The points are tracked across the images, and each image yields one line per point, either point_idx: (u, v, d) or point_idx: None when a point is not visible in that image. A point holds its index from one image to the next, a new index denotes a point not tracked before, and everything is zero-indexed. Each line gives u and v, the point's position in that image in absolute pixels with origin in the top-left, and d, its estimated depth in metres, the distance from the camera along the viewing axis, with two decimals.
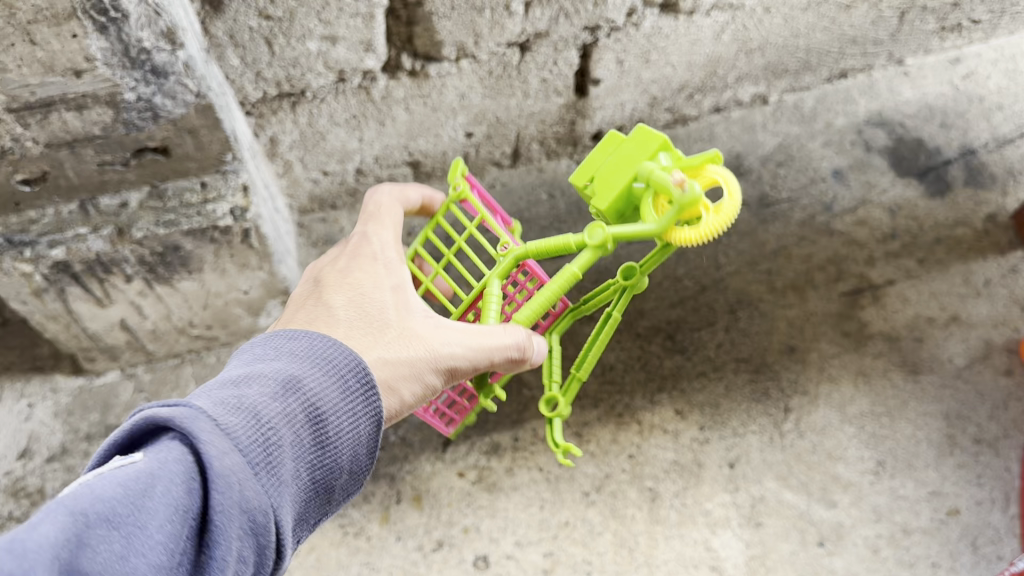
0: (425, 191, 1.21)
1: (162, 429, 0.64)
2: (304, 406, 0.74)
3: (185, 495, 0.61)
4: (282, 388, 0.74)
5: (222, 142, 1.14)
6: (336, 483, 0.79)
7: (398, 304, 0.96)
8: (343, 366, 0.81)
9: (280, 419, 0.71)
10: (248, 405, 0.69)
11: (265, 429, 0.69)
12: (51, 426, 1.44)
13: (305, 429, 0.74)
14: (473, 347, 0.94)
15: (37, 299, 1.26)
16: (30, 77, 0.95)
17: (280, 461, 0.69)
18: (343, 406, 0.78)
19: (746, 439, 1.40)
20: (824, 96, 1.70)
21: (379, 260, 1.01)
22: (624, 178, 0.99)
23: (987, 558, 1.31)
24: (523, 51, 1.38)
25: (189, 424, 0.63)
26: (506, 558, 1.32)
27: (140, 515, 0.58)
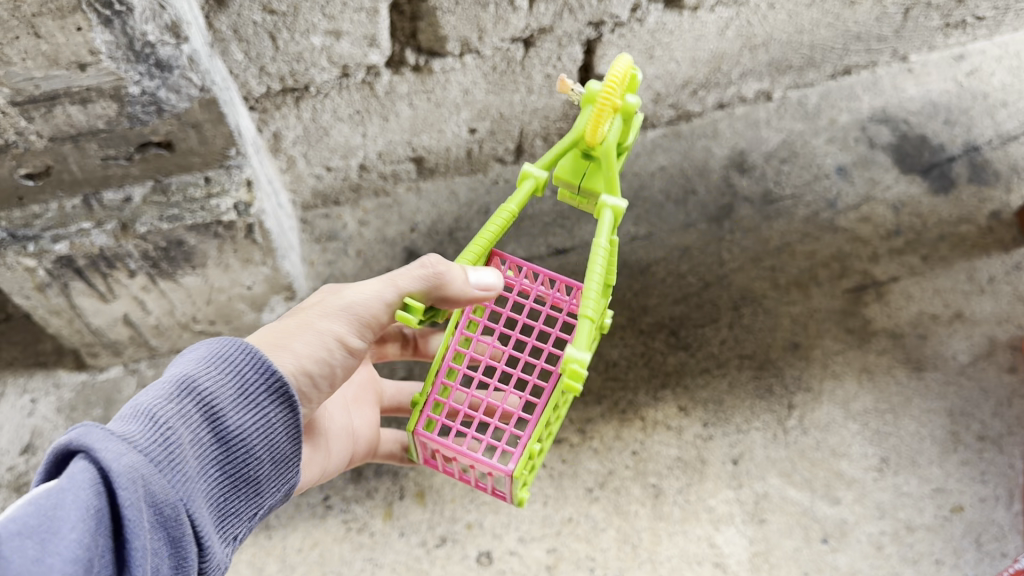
0: None
1: (65, 450, 0.72)
2: (199, 406, 0.83)
3: (94, 498, 0.68)
4: (178, 394, 0.82)
5: (226, 137, 1.14)
6: (246, 468, 0.89)
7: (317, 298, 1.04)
8: (235, 361, 0.86)
9: (178, 421, 0.80)
10: (147, 416, 0.78)
11: (163, 433, 0.78)
12: (54, 422, 1.44)
13: (204, 427, 0.84)
14: (364, 287, 0.96)
15: (40, 294, 1.25)
16: (35, 70, 0.95)
17: (181, 457, 0.79)
18: (243, 398, 0.87)
19: (749, 436, 1.40)
20: (828, 93, 1.69)
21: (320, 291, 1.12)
22: None
23: (991, 555, 1.30)
24: (527, 46, 1.38)
25: (86, 439, 0.71)
26: (509, 554, 1.31)
27: (53, 524, 0.66)
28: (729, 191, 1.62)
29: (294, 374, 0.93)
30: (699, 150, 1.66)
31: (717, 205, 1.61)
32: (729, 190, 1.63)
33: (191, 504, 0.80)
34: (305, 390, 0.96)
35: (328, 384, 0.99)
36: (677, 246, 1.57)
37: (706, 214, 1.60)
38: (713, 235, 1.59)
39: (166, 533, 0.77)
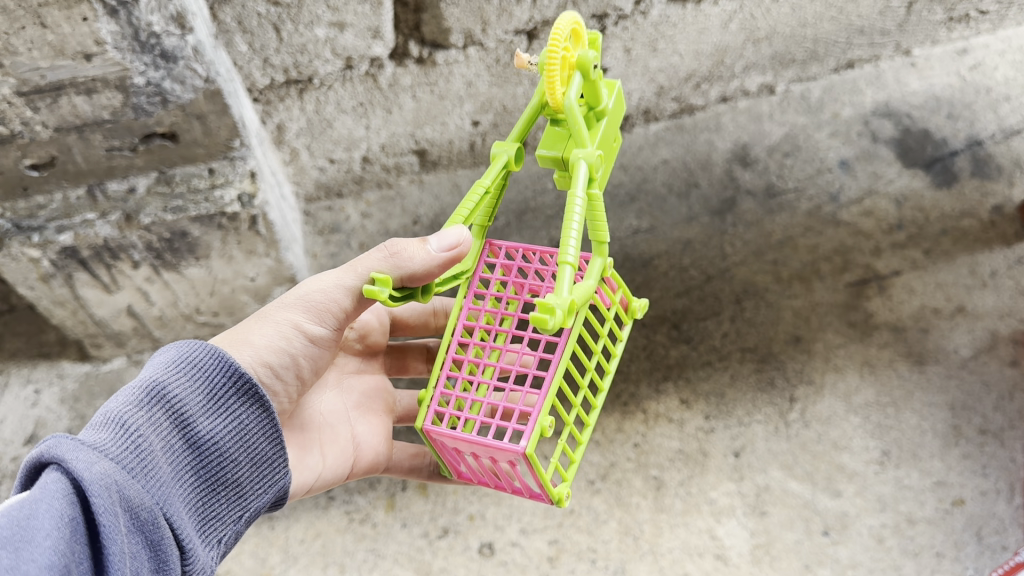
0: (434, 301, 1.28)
1: (38, 465, 0.73)
2: (169, 413, 0.85)
3: (65, 505, 0.69)
4: (148, 401, 0.84)
5: (230, 128, 1.14)
6: (225, 474, 0.90)
7: None
8: (199, 366, 0.88)
9: (146, 427, 0.82)
10: (117, 423, 0.80)
11: (132, 439, 0.79)
12: (58, 413, 1.45)
13: (173, 433, 0.85)
14: (321, 277, 0.98)
15: (44, 285, 1.26)
16: (41, 60, 0.95)
17: (152, 462, 0.80)
18: (210, 403, 0.88)
19: (751, 429, 1.40)
20: (831, 87, 1.70)
21: None
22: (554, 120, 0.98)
23: (992, 548, 1.30)
24: (530, 39, 1.37)
25: (57, 450, 0.73)
26: (511, 545, 1.32)
27: (27, 532, 0.66)
28: (732, 184, 1.63)
29: (253, 367, 0.96)
30: (702, 143, 1.66)
31: (720, 199, 1.62)
32: (731, 184, 1.63)
33: (167, 508, 0.80)
34: (270, 382, 0.99)
35: (296, 375, 1.02)
36: (679, 239, 1.58)
37: (708, 208, 1.61)
38: (715, 228, 1.59)
39: (145, 537, 0.77)
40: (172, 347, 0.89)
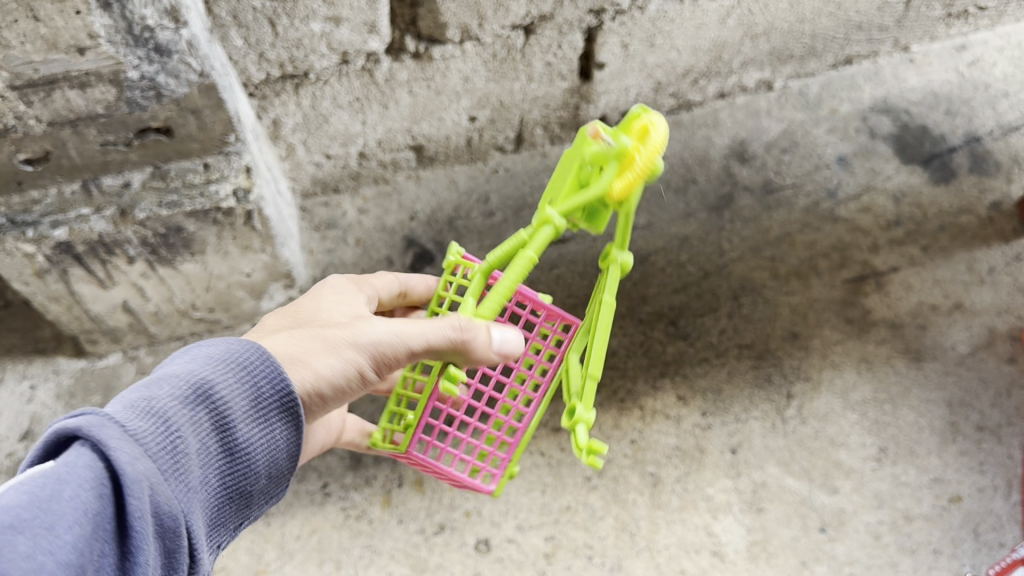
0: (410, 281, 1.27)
1: (73, 437, 0.68)
2: (213, 415, 0.78)
3: (93, 499, 0.64)
4: (194, 397, 0.77)
5: (225, 123, 1.14)
6: (248, 485, 0.84)
7: (338, 306, 1.00)
8: (254, 368, 0.82)
9: (190, 428, 0.76)
10: (159, 414, 0.73)
11: (174, 437, 0.73)
12: (53, 409, 1.44)
13: (213, 437, 0.78)
14: (396, 323, 0.94)
15: (39, 280, 1.25)
16: (34, 54, 0.94)
17: (188, 467, 0.74)
18: (255, 412, 0.81)
19: (748, 425, 1.40)
20: (829, 83, 1.70)
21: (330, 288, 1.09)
22: (569, 168, 0.94)
23: (988, 544, 1.30)
24: (527, 33, 1.38)
25: (103, 432, 0.67)
26: (508, 542, 1.32)
27: (47, 516, 0.62)
28: (730, 180, 1.63)
29: (307, 394, 0.89)
30: (699, 140, 1.66)
31: (718, 195, 1.61)
32: (729, 179, 1.63)
33: (192, 518, 0.74)
34: (312, 409, 0.92)
35: (331, 406, 0.95)
36: (677, 235, 1.57)
37: (706, 204, 1.60)
38: (713, 224, 1.58)
39: (164, 546, 0.70)
40: (224, 341, 0.83)
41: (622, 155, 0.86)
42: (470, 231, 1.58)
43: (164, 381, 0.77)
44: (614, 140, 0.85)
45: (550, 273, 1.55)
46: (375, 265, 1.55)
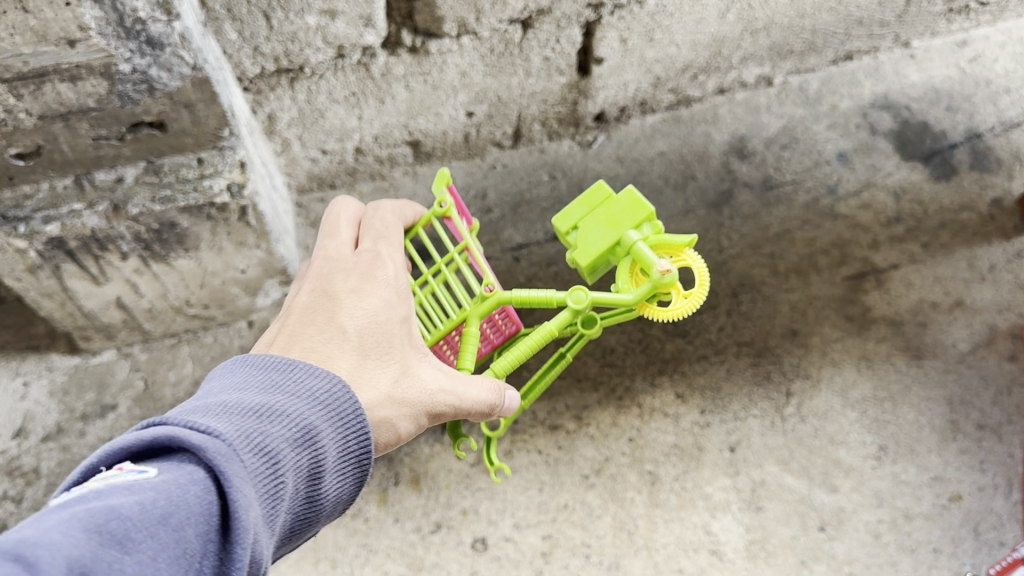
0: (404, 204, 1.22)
1: (191, 455, 0.60)
2: (309, 459, 0.72)
3: (196, 537, 0.55)
4: (298, 438, 0.71)
5: (219, 117, 1.12)
6: (305, 528, 0.76)
7: (406, 336, 1.03)
8: (348, 416, 0.78)
9: (288, 471, 0.69)
10: (270, 448, 0.67)
11: (275, 479, 0.66)
12: (47, 406, 1.43)
13: (300, 481, 0.72)
14: (466, 387, 1.00)
15: (31, 276, 1.24)
16: (23, 46, 0.93)
17: (280, 515, 0.66)
18: (338, 461, 0.77)
19: (747, 423, 1.39)
20: (829, 79, 1.69)
21: (390, 285, 1.06)
22: (608, 233, 1.11)
23: (989, 544, 1.30)
24: (525, 28, 1.36)
25: (224, 462, 0.60)
26: (505, 541, 1.30)
27: (151, 542, 0.53)
28: (729, 176, 1.61)
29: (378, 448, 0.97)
30: (699, 136, 1.65)
31: (717, 191, 1.60)
32: (729, 176, 1.62)
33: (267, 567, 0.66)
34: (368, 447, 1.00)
35: None
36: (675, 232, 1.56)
37: (705, 200, 1.59)
38: (712, 221, 1.57)
39: None
40: (327, 379, 0.79)
41: (667, 286, 1.03)
42: None
43: (273, 416, 0.70)
44: (668, 276, 1.02)
45: (548, 270, 1.55)
46: None
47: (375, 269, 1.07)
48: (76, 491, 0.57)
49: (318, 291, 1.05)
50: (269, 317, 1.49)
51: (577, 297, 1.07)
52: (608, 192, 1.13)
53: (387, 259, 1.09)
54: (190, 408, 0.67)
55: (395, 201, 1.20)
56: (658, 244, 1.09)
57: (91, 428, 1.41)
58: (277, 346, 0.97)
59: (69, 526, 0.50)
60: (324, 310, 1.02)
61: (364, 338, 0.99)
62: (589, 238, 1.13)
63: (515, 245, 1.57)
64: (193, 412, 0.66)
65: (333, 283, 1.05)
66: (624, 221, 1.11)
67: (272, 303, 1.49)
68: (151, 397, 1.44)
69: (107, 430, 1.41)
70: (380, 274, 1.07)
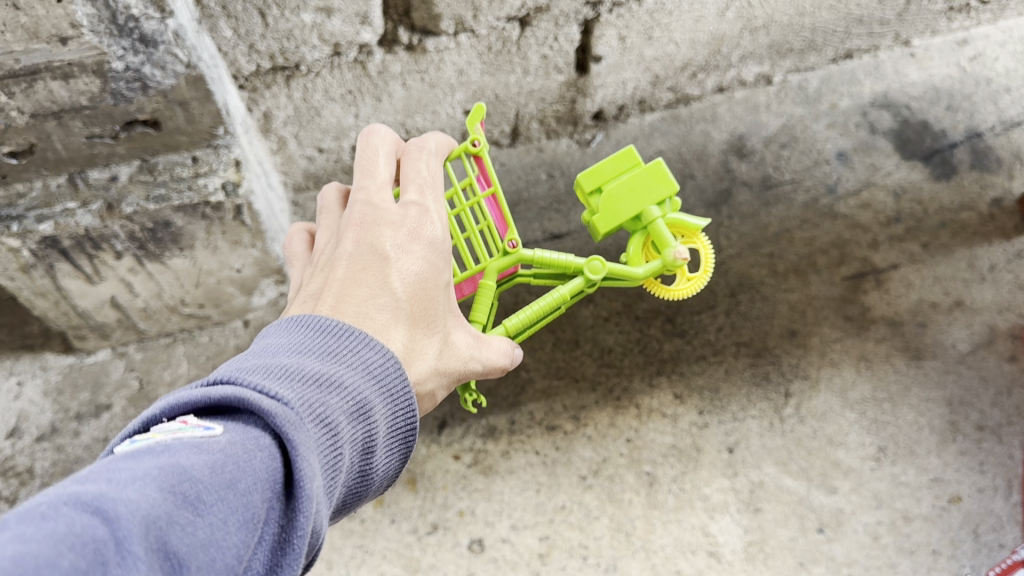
0: (442, 140, 1.12)
1: (261, 421, 0.58)
2: (364, 433, 0.70)
3: (262, 505, 0.54)
4: (356, 411, 0.69)
5: (214, 115, 1.11)
6: (349, 501, 0.74)
7: (444, 301, 0.96)
8: (399, 392, 0.76)
9: (346, 443, 0.66)
10: (332, 421, 0.64)
11: (334, 450, 0.64)
12: (41, 405, 1.42)
13: (354, 455, 0.69)
14: (486, 354, 1.00)
15: (24, 275, 1.23)
16: (14, 43, 0.92)
17: (337, 486, 0.64)
18: (386, 436, 0.75)
19: (745, 424, 1.38)
20: (829, 77, 1.68)
21: (435, 245, 0.96)
22: (630, 201, 1.10)
23: (989, 545, 1.29)
24: (522, 25, 1.35)
25: (291, 430, 0.58)
26: (502, 542, 1.29)
27: (221, 508, 0.51)
28: (728, 175, 1.61)
29: None
30: (697, 134, 1.64)
31: (715, 190, 1.60)
32: (728, 175, 1.61)
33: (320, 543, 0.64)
34: None
35: None
36: None
37: (704, 200, 1.59)
38: (711, 220, 1.57)
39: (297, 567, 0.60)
40: (381, 353, 0.77)
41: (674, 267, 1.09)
42: None
43: (333, 386, 0.68)
44: (680, 260, 1.07)
45: None
46: None
47: (419, 226, 0.97)
48: (140, 442, 0.55)
49: (362, 243, 0.94)
50: (265, 317, 1.48)
51: (595, 269, 1.10)
52: (636, 156, 1.11)
53: (433, 215, 0.99)
54: (252, 365, 0.64)
55: (439, 143, 1.10)
56: (674, 223, 1.12)
57: (85, 428, 1.40)
58: (322, 301, 0.85)
59: (144, 483, 0.48)
60: (371, 268, 0.91)
61: (415, 304, 0.90)
62: (612, 205, 1.11)
63: None
64: (257, 370, 0.63)
65: (378, 235, 0.95)
66: (649, 193, 1.10)
67: (268, 302, 1.48)
68: (145, 396, 1.43)
69: (101, 430, 1.40)
70: (425, 233, 0.96)
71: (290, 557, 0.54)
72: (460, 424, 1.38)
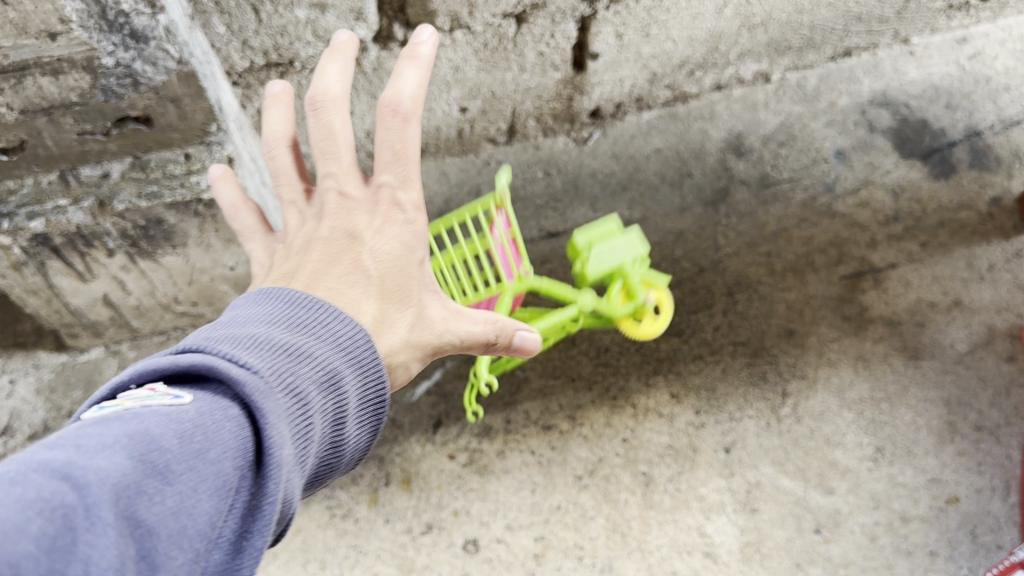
0: (417, 71, 0.81)
1: (229, 387, 0.54)
2: (339, 406, 0.66)
3: (234, 473, 0.50)
4: (330, 381, 0.64)
5: (206, 111, 1.10)
6: (323, 476, 0.70)
7: (425, 277, 0.84)
8: (376, 364, 0.71)
9: (318, 413, 0.62)
10: (303, 391, 0.60)
11: (306, 420, 0.60)
12: (34, 404, 1.42)
13: (329, 429, 0.65)
14: (480, 332, 0.86)
15: (16, 273, 1.22)
16: (3, 39, 0.91)
17: (310, 457, 0.60)
18: (363, 409, 0.70)
19: (742, 423, 1.37)
20: (828, 75, 1.67)
21: (412, 216, 0.83)
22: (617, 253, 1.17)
23: (986, 546, 1.28)
24: (519, 22, 1.34)
25: (259, 398, 0.54)
26: (497, 542, 1.28)
27: (192, 476, 0.48)
28: (725, 173, 1.60)
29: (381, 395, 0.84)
30: (695, 132, 1.63)
31: (713, 189, 1.59)
32: (725, 173, 1.60)
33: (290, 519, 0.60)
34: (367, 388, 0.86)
35: None
36: (670, 230, 1.55)
37: (701, 198, 1.58)
38: (709, 219, 1.56)
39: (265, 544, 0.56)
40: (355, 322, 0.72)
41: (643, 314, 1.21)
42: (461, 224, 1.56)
43: (306, 355, 0.63)
44: (648, 304, 1.19)
45: (541, 267, 1.54)
46: None
47: (395, 195, 0.83)
48: (108, 409, 0.51)
49: (331, 221, 0.82)
50: None
51: (586, 301, 1.17)
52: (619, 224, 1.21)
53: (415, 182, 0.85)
54: (218, 333, 0.59)
55: (420, 84, 0.81)
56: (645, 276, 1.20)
57: None
58: (284, 283, 0.75)
59: (111, 451, 0.45)
60: (339, 248, 0.80)
61: (388, 282, 0.80)
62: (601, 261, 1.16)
63: None
64: (224, 338, 0.58)
65: (350, 217, 0.82)
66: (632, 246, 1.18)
67: None
68: None
69: None
70: (402, 202, 0.83)
71: (260, 525, 0.51)
72: (455, 424, 1.36)
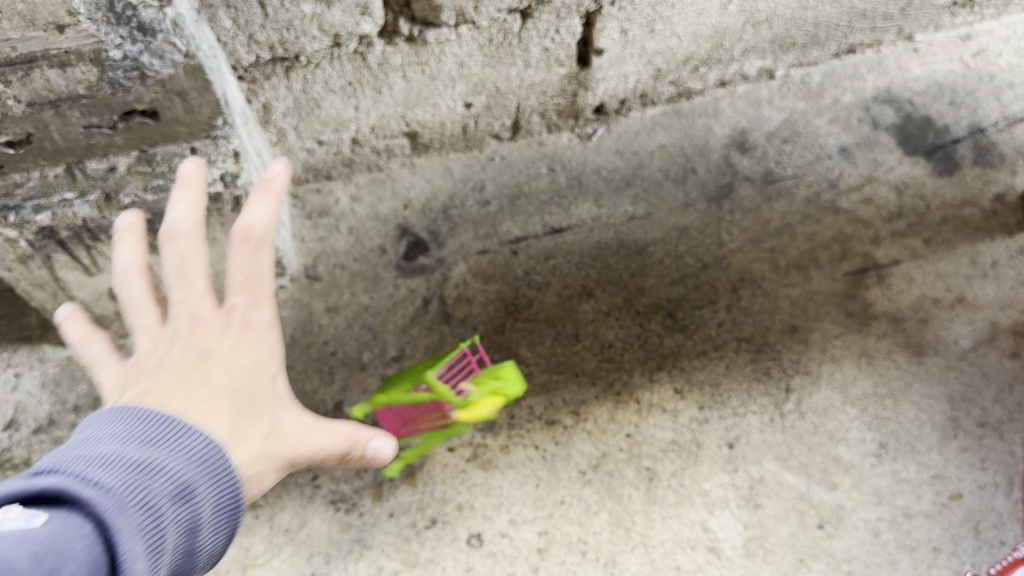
0: (272, 202, 0.89)
1: (67, 506, 0.57)
2: (194, 523, 0.67)
3: None
4: (185, 494, 0.66)
5: (212, 105, 1.11)
6: None
7: (276, 390, 0.84)
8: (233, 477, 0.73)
9: (173, 526, 0.64)
10: (153, 508, 0.62)
11: (157, 534, 0.62)
12: (39, 397, 1.42)
13: (183, 546, 0.66)
14: (332, 438, 0.86)
15: (22, 266, 1.22)
16: (11, 31, 0.91)
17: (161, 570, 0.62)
18: (226, 525, 0.71)
19: (746, 419, 1.37)
20: (832, 72, 1.69)
21: (261, 330, 0.85)
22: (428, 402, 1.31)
23: (989, 542, 1.28)
24: (524, 18, 1.35)
25: (103, 516, 0.58)
26: (500, 537, 1.27)
27: None
28: (729, 170, 1.61)
29: None
30: (699, 129, 1.65)
31: (717, 185, 1.59)
32: (729, 169, 1.61)
33: None
34: None
35: None
36: (675, 226, 1.55)
37: (705, 194, 1.58)
38: (712, 215, 1.56)
39: None
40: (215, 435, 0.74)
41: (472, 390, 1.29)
42: (465, 220, 1.56)
43: (160, 469, 0.65)
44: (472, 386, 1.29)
45: (546, 264, 1.52)
46: (367, 253, 1.52)
47: (246, 313, 0.85)
48: None
49: (187, 342, 0.81)
50: None
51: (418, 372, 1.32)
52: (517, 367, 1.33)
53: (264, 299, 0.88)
54: (66, 456, 0.62)
55: (271, 213, 0.88)
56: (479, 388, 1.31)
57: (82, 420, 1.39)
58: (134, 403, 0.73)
59: None
60: (194, 364, 0.79)
61: (240, 393, 0.79)
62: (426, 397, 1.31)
63: (513, 238, 1.55)
64: (71, 461, 0.61)
65: (205, 339, 0.82)
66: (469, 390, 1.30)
67: None
68: None
69: None
70: (251, 316, 0.85)
71: None
72: None
